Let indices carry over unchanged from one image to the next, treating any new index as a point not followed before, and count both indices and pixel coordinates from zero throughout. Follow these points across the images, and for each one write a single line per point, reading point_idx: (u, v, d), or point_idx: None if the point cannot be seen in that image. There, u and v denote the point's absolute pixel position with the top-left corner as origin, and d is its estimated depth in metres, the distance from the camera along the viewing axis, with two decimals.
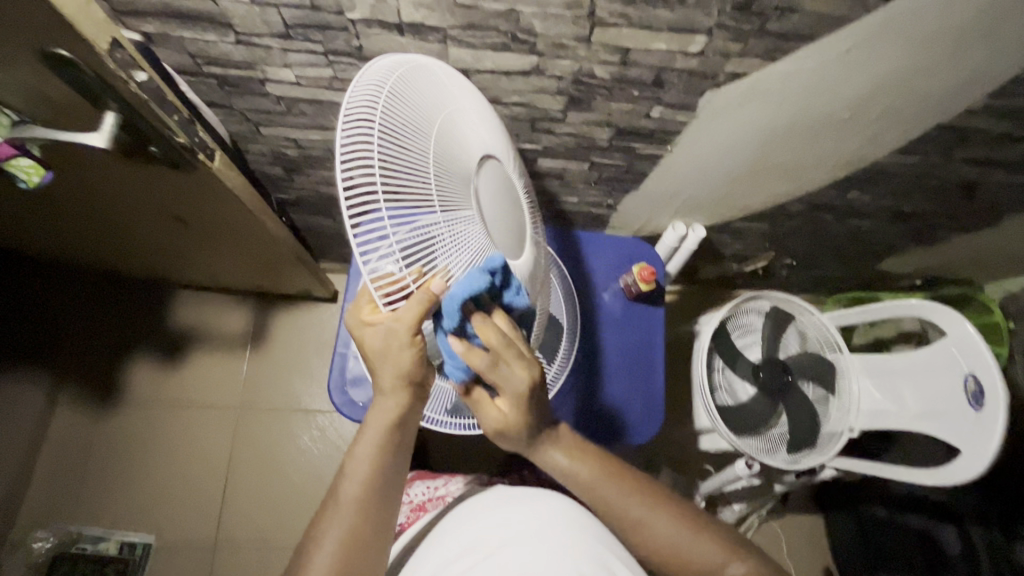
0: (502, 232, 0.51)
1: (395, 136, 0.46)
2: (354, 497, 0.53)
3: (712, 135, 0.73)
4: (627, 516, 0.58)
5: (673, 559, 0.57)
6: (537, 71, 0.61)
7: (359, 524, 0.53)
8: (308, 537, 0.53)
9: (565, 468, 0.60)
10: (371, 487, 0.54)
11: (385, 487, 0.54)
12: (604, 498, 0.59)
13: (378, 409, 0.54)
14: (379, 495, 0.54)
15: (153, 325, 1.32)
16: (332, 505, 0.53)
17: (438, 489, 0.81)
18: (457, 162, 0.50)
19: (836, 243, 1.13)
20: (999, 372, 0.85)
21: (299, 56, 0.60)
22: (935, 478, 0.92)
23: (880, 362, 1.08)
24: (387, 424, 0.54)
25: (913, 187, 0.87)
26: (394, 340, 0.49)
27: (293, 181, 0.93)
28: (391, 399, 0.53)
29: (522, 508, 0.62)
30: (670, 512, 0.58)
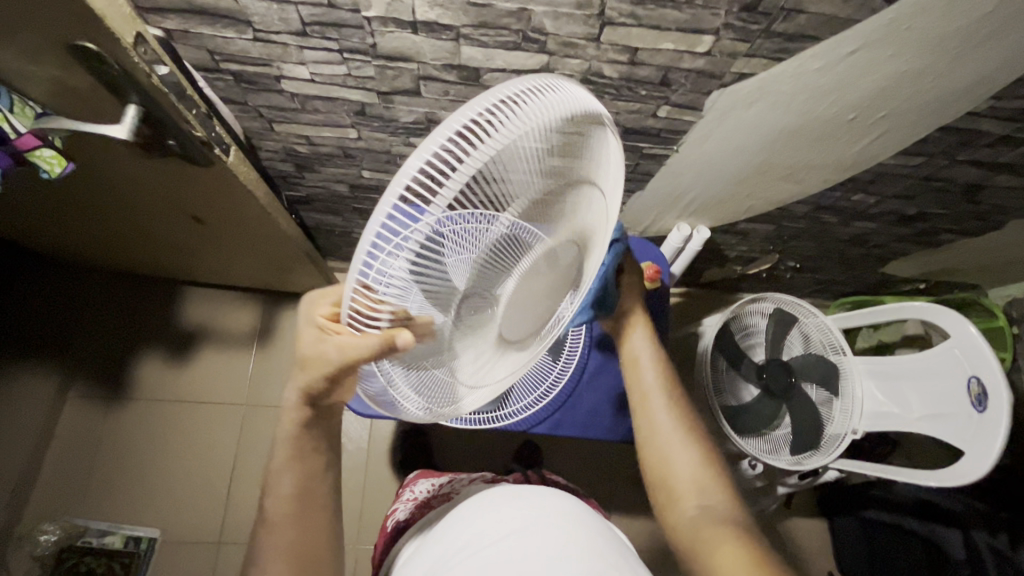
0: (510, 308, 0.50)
1: (509, 161, 0.37)
2: (282, 509, 0.56)
3: (718, 135, 0.74)
4: (652, 419, 0.69)
5: (667, 468, 0.65)
6: (547, 70, 0.62)
7: (298, 528, 0.57)
8: (252, 545, 0.57)
9: (636, 360, 0.73)
10: (297, 497, 0.57)
11: (315, 491, 0.58)
12: (648, 394, 0.70)
13: (287, 422, 0.55)
14: (309, 505, 0.57)
15: (160, 320, 1.34)
16: (266, 516, 0.57)
17: (442, 486, 0.81)
18: None
19: (839, 246, 1.14)
20: (1003, 373, 0.86)
21: (315, 53, 0.62)
22: (938, 480, 0.93)
23: (884, 364, 1.08)
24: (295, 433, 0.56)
25: (916, 190, 0.88)
26: (313, 364, 0.47)
27: (303, 179, 0.94)
28: (299, 416, 0.54)
29: (522, 505, 0.62)
30: (689, 437, 0.67)
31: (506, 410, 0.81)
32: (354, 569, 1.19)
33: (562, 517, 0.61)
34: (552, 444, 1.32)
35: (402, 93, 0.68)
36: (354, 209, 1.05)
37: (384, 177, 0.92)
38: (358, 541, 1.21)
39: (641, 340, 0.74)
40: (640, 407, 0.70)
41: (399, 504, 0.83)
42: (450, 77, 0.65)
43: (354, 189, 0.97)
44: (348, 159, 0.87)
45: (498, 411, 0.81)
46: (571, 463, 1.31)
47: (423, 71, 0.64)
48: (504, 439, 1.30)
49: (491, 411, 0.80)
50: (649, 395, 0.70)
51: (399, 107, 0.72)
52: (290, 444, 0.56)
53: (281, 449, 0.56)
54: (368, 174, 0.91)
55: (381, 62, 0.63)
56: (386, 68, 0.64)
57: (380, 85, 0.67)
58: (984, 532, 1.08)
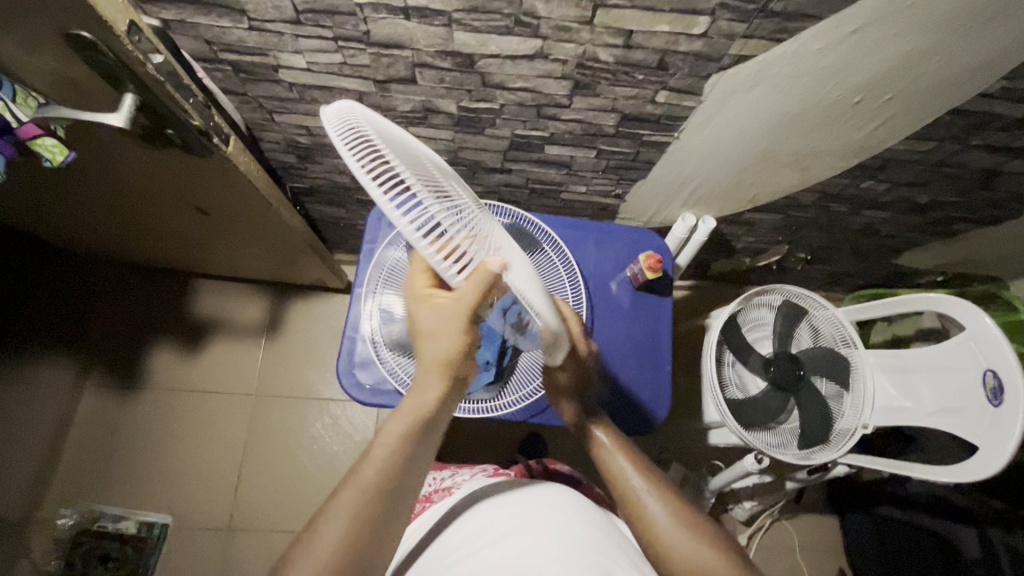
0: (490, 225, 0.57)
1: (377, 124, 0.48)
2: (375, 477, 0.51)
3: (719, 120, 0.73)
4: (632, 503, 0.62)
5: (663, 556, 0.58)
6: (541, 55, 0.62)
7: (370, 506, 0.51)
8: (324, 503, 0.52)
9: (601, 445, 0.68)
10: (390, 473, 0.52)
11: (407, 476, 0.53)
12: (615, 472, 0.65)
13: (416, 396, 0.55)
14: (392, 489, 0.52)
15: (172, 312, 1.37)
16: (348, 485, 0.52)
17: (445, 481, 0.81)
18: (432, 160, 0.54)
19: (851, 236, 1.12)
20: (1021, 366, 0.84)
21: (309, 41, 0.62)
22: (951, 476, 0.90)
23: (896, 358, 1.05)
24: (427, 409, 0.55)
25: (929, 177, 0.85)
26: (450, 324, 0.53)
27: (306, 170, 0.95)
28: (434, 391, 0.55)
29: (527, 500, 0.63)
30: (671, 504, 0.60)
31: (503, 401, 0.81)
32: None
33: (571, 514, 0.61)
34: (557, 436, 1.32)
35: (398, 81, 0.68)
36: (358, 201, 1.05)
37: None
38: None
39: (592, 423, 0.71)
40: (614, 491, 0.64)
41: None
42: (445, 65, 0.64)
43: (356, 180, 0.97)
44: None
45: (496, 400, 0.81)
46: (577, 456, 1.31)
47: (417, 58, 0.64)
48: (509, 433, 1.30)
49: (489, 401, 0.80)
50: (616, 475, 0.64)
51: (396, 95, 0.72)
52: (410, 420, 0.54)
53: (394, 421, 0.54)
54: None
55: (376, 50, 0.63)
56: (380, 55, 0.64)
57: (375, 73, 0.67)
58: (998, 530, 1.09)
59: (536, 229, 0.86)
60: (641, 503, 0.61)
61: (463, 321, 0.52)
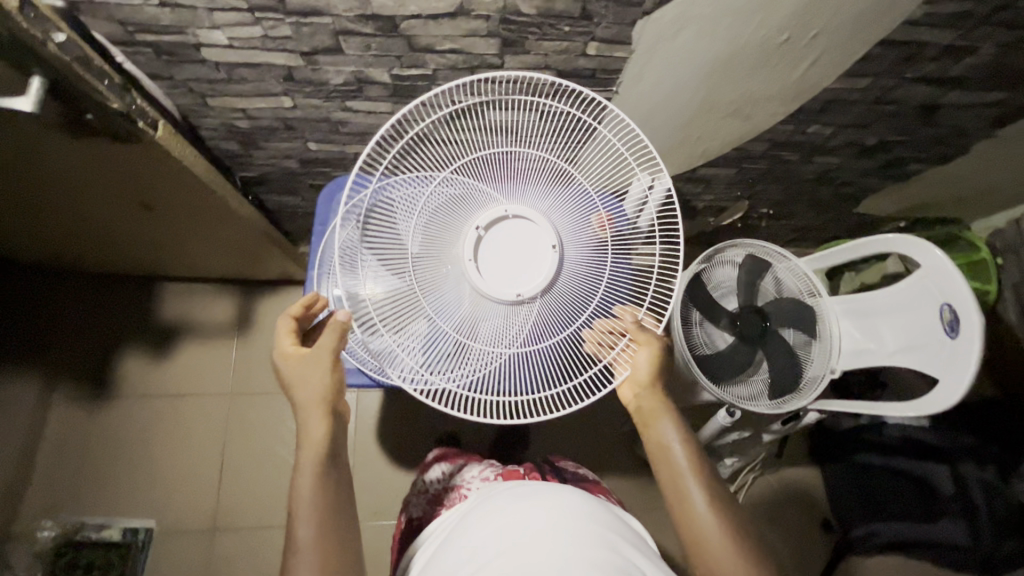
0: (518, 262, 0.64)
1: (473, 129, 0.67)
2: (309, 533, 0.56)
3: (653, 70, 0.72)
4: (692, 515, 0.63)
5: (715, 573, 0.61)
6: (463, 13, 0.61)
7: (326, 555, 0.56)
8: None
9: (665, 444, 0.68)
10: (321, 522, 0.58)
11: (334, 505, 0.59)
12: (681, 480, 0.66)
13: (309, 444, 0.61)
14: (334, 525, 0.58)
15: (139, 317, 1.35)
16: (292, 553, 0.56)
17: (453, 478, 0.86)
18: (458, 199, 0.65)
19: (807, 186, 1.12)
20: (974, 298, 0.84)
21: (225, 15, 0.61)
22: (915, 411, 0.92)
23: (859, 301, 1.06)
24: (318, 454, 0.61)
25: (871, 116, 0.86)
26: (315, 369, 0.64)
27: (251, 157, 0.93)
28: (318, 431, 0.62)
29: (551, 498, 0.65)
30: (732, 528, 0.62)
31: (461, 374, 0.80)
32: None
33: (591, 517, 0.63)
34: None
35: (324, 52, 0.67)
36: (311, 186, 1.04)
37: (331, 149, 0.91)
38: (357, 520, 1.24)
39: (668, 424, 0.68)
40: (674, 497, 0.66)
41: (410, 496, 0.87)
42: (368, 30, 0.63)
43: (305, 164, 0.96)
44: (291, 131, 0.86)
45: None
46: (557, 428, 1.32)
47: (338, 25, 0.63)
48: None
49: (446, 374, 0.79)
50: (681, 483, 0.65)
51: (326, 68, 0.71)
52: (312, 466, 0.60)
53: (300, 478, 0.59)
54: (315, 147, 0.90)
55: (295, 19, 0.62)
56: (300, 25, 0.63)
57: (299, 45, 0.66)
58: (973, 468, 1.16)
59: None
60: (702, 520, 0.63)
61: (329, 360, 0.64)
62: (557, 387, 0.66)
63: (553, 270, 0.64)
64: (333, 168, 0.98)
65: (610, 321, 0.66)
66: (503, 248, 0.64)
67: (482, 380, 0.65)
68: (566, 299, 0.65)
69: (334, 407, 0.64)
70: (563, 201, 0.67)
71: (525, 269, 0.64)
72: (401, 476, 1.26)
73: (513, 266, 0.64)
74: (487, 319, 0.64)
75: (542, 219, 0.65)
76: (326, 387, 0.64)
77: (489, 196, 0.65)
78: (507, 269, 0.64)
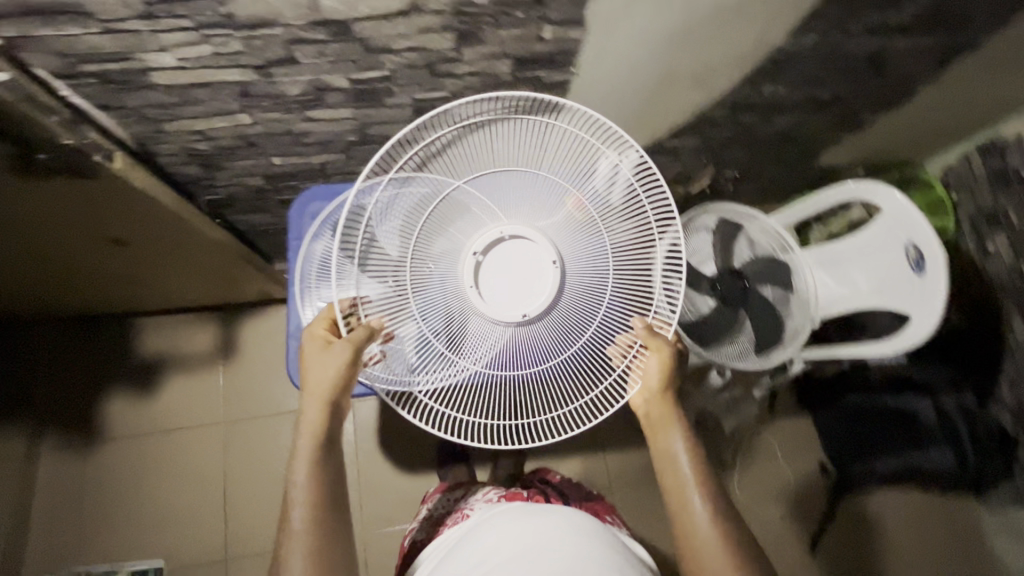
0: (521, 281, 0.66)
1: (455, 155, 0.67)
2: (303, 514, 0.58)
3: (611, 47, 0.73)
4: (692, 531, 0.61)
5: None
6: (416, 9, 0.60)
7: (319, 538, 0.57)
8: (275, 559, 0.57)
9: (672, 455, 0.65)
10: (315, 506, 0.59)
11: (329, 492, 0.60)
12: (684, 494, 0.63)
13: (305, 429, 0.63)
14: (326, 509, 0.59)
15: (118, 357, 1.31)
16: (286, 539, 0.57)
17: (456, 501, 0.89)
18: (454, 225, 0.67)
19: (769, 145, 1.15)
20: (935, 235, 0.88)
21: (172, 36, 0.59)
22: (892, 348, 0.96)
23: (831, 250, 1.11)
24: (315, 438, 0.62)
25: (823, 70, 0.88)
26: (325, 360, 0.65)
27: (215, 179, 0.91)
28: (316, 415, 0.63)
29: (556, 513, 0.68)
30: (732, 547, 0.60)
31: None
32: (367, 552, 1.23)
33: (588, 531, 0.66)
34: None
35: (279, 63, 0.66)
36: (280, 201, 1.02)
37: (297, 161, 0.90)
38: (370, 529, 1.24)
39: (676, 433, 0.65)
40: (674, 509, 0.64)
41: (416, 524, 0.91)
42: (321, 36, 0.62)
43: (271, 179, 0.94)
44: (253, 148, 0.84)
45: None
46: None
47: (290, 34, 0.61)
48: None
49: None
50: (684, 498, 0.63)
51: (283, 79, 0.69)
52: (309, 450, 0.62)
53: (297, 460, 0.61)
54: (280, 161, 0.89)
55: (245, 33, 0.60)
56: (252, 39, 0.61)
57: (253, 59, 0.65)
58: (951, 396, 1.26)
59: None
60: (700, 537, 0.61)
61: (348, 359, 0.64)
62: (570, 404, 0.68)
63: (555, 288, 0.66)
64: (300, 181, 0.97)
65: (626, 335, 0.67)
66: (507, 270, 0.66)
67: (497, 402, 0.68)
68: (572, 312, 0.67)
69: (336, 401, 0.65)
70: (558, 215, 0.67)
71: (529, 289, 0.66)
72: (408, 478, 1.27)
73: (516, 288, 0.66)
74: (497, 341, 0.67)
75: (539, 236, 0.67)
76: (333, 384, 0.64)
77: (485, 220, 0.67)
78: (510, 290, 0.66)
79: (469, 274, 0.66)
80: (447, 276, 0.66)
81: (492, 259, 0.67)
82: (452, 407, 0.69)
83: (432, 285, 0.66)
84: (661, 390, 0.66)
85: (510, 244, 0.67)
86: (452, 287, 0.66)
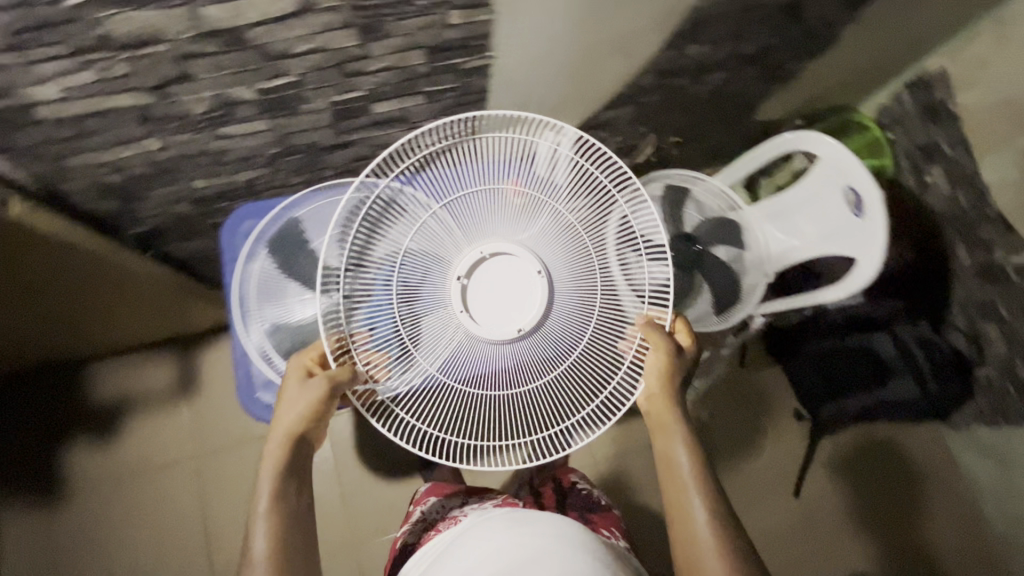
0: (508, 296, 0.69)
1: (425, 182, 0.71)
2: (262, 546, 0.57)
3: (524, 25, 0.71)
4: (689, 531, 0.61)
5: None
6: (309, 8, 0.58)
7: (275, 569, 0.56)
8: None
9: (673, 456, 0.66)
10: (275, 536, 0.58)
11: (292, 522, 0.60)
12: (683, 494, 0.63)
13: (269, 462, 0.63)
14: (287, 541, 0.58)
15: (72, 407, 1.26)
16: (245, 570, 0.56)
17: (451, 509, 0.89)
18: (435, 253, 0.70)
19: (705, 106, 1.15)
20: (870, 176, 0.90)
21: (48, 65, 0.55)
22: (843, 291, 0.98)
23: (778, 203, 1.12)
24: (278, 470, 0.62)
25: (742, 25, 0.88)
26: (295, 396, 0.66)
27: (137, 211, 0.87)
28: (281, 449, 0.64)
29: (542, 523, 0.66)
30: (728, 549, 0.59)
31: None
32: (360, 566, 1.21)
33: (573, 541, 0.63)
34: None
35: (174, 81, 0.62)
36: (213, 225, 0.98)
37: (221, 181, 0.86)
38: (360, 541, 1.23)
39: (678, 434, 0.66)
40: (673, 509, 0.64)
41: (407, 526, 0.91)
42: (213, 48, 0.59)
43: (198, 203, 0.90)
44: (170, 174, 0.80)
45: None
46: None
47: (179, 49, 0.58)
48: None
49: None
50: (682, 500, 0.63)
51: (184, 98, 0.66)
52: (272, 481, 0.61)
53: (258, 492, 0.61)
54: (203, 184, 0.85)
55: (129, 53, 0.57)
56: (138, 59, 0.58)
57: (145, 80, 0.61)
58: (905, 326, 1.32)
59: None
60: (698, 538, 0.60)
61: (324, 394, 0.65)
62: (580, 413, 0.69)
63: (545, 299, 0.69)
64: (230, 201, 0.93)
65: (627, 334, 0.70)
66: (494, 289, 0.69)
67: (510, 420, 0.69)
68: (564, 320, 0.70)
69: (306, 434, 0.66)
70: (536, 227, 0.71)
71: (519, 304, 0.70)
72: (393, 486, 1.26)
73: (506, 305, 0.69)
74: (498, 359, 0.70)
75: (520, 249, 0.70)
76: (302, 417, 0.65)
77: (464, 244, 0.70)
78: (501, 310, 0.69)
79: (457, 294, 0.69)
80: (437, 301, 0.69)
81: (478, 279, 0.70)
82: (466, 434, 0.69)
83: (429, 312, 0.69)
84: (663, 392, 0.67)
85: (492, 262, 0.70)
86: (444, 310, 0.69)
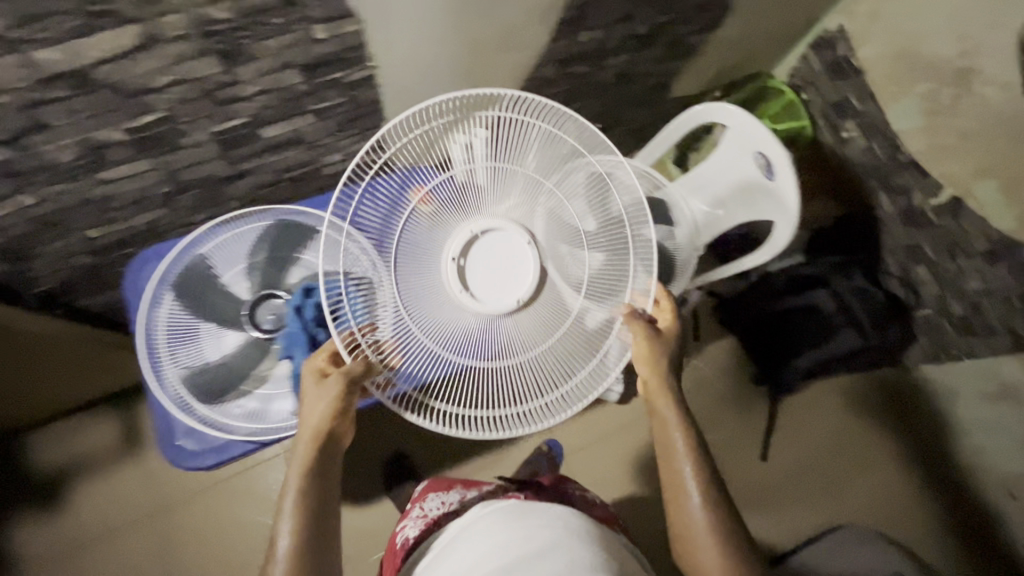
0: (498, 269, 0.69)
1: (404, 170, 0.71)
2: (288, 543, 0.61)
3: (397, 31, 0.70)
4: (682, 506, 0.67)
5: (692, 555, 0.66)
6: (157, 40, 0.56)
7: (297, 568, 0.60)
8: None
9: (666, 437, 0.70)
10: (297, 536, 0.61)
11: (315, 520, 0.63)
12: (676, 472, 0.68)
13: (296, 463, 0.66)
14: (308, 538, 0.62)
15: (11, 481, 1.20)
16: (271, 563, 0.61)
17: (451, 502, 0.84)
18: (424, 238, 0.69)
19: (616, 89, 1.15)
20: (776, 140, 0.92)
21: None
22: (766, 254, 0.99)
23: (694, 178, 1.13)
24: (303, 471, 0.65)
25: (629, 5, 0.88)
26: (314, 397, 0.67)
27: (33, 269, 0.83)
28: (306, 449, 0.66)
29: (551, 515, 0.67)
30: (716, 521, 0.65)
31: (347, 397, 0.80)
32: None
33: (582, 531, 0.65)
34: None
35: (30, 132, 0.60)
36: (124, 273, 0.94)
37: (118, 227, 0.82)
38: None
39: (670, 416, 0.70)
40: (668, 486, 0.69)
41: (408, 521, 0.85)
42: (62, 92, 0.57)
43: (100, 253, 0.86)
44: (58, 227, 0.76)
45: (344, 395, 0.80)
46: None
47: (24, 99, 0.55)
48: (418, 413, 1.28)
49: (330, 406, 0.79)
50: (675, 477, 0.68)
51: (47, 148, 0.63)
52: (299, 482, 0.64)
53: (287, 493, 0.64)
54: (97, 232, 0.81)
55: None
56: None
57: None
58: (840, 279, 1.31)
59: (301, 216, 0.84)
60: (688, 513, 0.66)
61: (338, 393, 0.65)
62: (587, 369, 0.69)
63: (536, 266, 0.69)
64: (135, 246, 0.89)
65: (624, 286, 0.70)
66: (486, 264, 0.69)
67: (524, 389, 0.69)
68: (562, 282, 0.70)
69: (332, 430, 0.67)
70: (512, 197, 0.70)
71: (515, 276, 0.70)
72: (360, 512, 1.23)
73: (501, 277, 0.69)
74: (505, 332, 0.70)
75: (506, 223, 0.70)
76: (324, 418, 0.66)
77: (453, 225, 0.70)
78: (498, 283, 0.69)
79: (453, 274, 0.69)
80: (434, 286, 0.69)
81: (472, 257, 0.69)
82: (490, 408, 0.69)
83: (434, 296, 0.69)
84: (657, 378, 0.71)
85: (484, 237, 0.70)
86: (440, 294, 0.69)
